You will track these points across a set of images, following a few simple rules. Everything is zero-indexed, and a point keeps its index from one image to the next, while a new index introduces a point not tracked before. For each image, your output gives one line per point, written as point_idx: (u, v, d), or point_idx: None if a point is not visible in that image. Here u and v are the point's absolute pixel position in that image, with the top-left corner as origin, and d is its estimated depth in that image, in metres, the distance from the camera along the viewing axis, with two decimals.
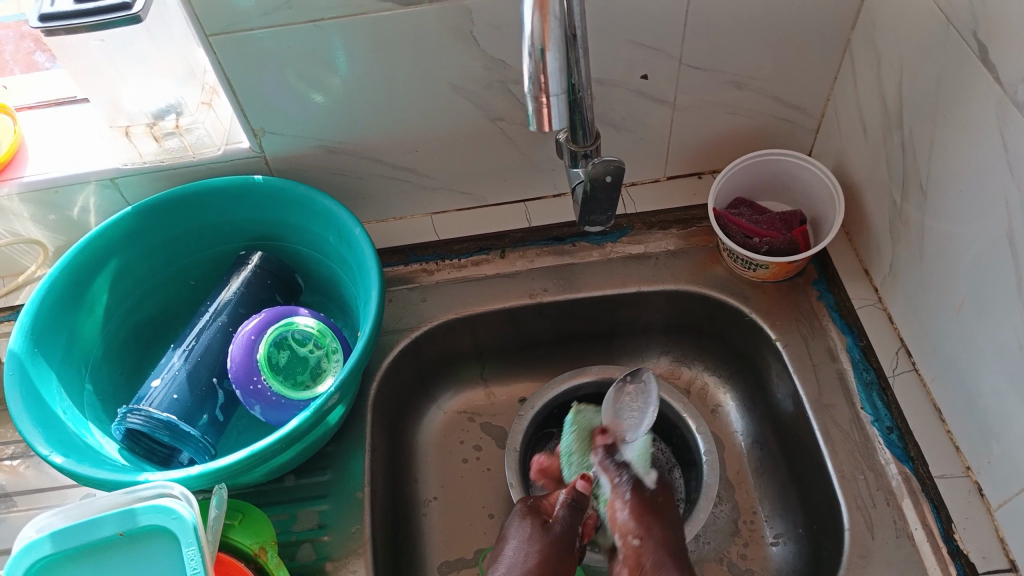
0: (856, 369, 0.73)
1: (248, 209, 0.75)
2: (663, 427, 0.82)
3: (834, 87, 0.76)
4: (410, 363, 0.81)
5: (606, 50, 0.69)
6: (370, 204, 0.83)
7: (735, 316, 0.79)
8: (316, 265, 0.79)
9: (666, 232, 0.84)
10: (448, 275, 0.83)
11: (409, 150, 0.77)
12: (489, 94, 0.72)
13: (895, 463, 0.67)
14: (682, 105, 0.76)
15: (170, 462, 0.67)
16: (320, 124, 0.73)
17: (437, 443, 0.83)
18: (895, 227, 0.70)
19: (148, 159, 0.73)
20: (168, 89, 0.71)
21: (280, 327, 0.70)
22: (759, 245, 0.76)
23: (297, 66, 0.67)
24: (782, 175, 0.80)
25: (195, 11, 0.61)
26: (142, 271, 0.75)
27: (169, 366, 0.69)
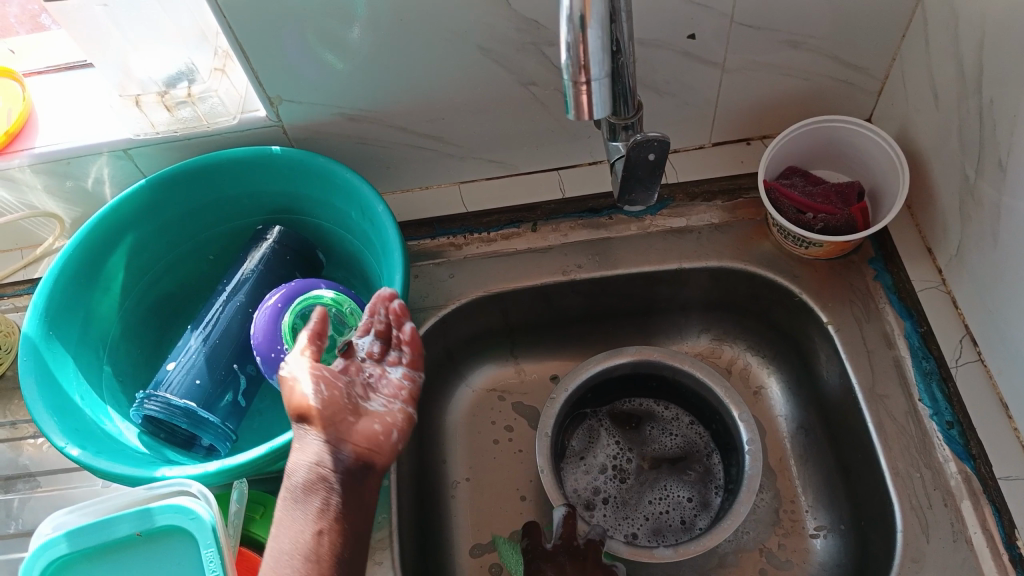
0: (914, 357, 0.68)
1: (265, 181, 0.71)
2: (703, 411, 0.78)
3: (900, 47, 0.68)
4: (437, 341, 0.77)
5: (648, 10, 0.63)
6: (394, 173, 0.79)
7: (783, 295, 0.74)
8: (338, 240, 0.75)
9: (708, 204, 0.79)
10: (477, 250, 0.79)
11: (435, 118, 0.72)
12: (521, 57, 0.66)
13: (954, 461, 0.63)
14: (731, 67, 0.70)
15: (192, 445, 0.65)
16: (338, 91, 0.68)
17: (466, 422, 0.80)
18: (966, 206, 0.64)
19: (161, 129, 0.69)
20: (178, 54, 0.66)
21: (315, 295, 0.66)
22: (814, 222, 0.70)
23: (314, 29, 0.62)
24: (840, 144, 0.73)
25: None
26: (159, 246, 0.72)
27: (186, 349, 0.67)
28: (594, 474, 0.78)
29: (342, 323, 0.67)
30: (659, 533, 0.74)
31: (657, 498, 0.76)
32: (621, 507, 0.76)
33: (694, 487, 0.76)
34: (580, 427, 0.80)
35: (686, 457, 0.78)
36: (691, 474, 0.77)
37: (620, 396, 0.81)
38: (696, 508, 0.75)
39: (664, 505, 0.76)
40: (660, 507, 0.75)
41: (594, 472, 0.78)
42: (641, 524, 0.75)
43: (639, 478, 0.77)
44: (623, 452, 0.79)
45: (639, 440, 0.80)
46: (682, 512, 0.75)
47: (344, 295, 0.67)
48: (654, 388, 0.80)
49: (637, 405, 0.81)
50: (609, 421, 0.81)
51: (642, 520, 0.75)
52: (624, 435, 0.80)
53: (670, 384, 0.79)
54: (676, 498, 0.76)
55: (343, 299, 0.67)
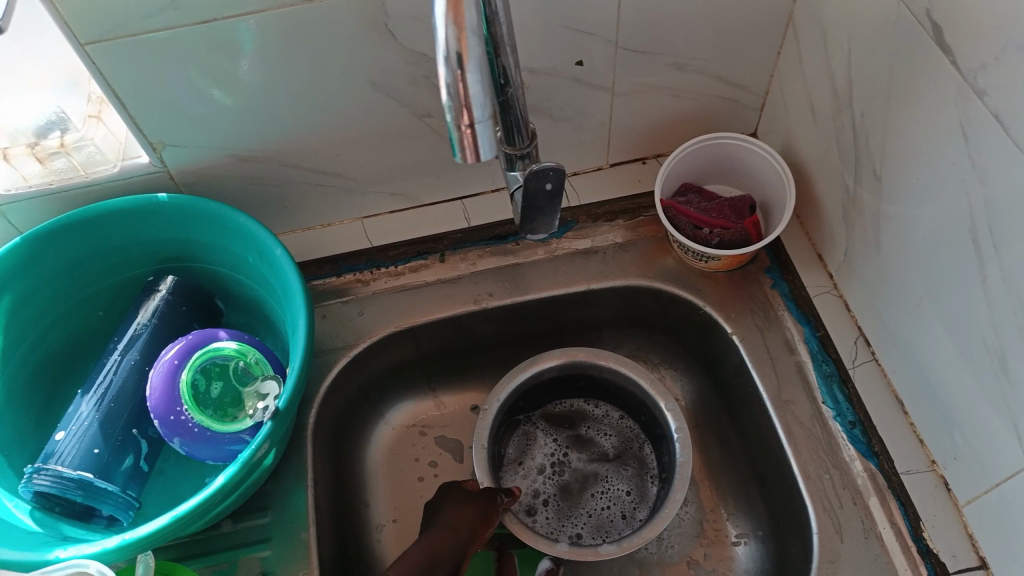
0: (815, 360, 0.71)
1: (153, 230, 0.68)
2: (632, 405, 0.78)
3: (777, 64, 0.72)
4: (351, 382, 0.75)
5: (537, 39, 0.64)
6: (292, 213, 0.77)
7: (689, 309, 0.76)
8: (237, 285, 0.72)
9: (612, 224, 0.80)
10: (384, 284, 0.78)
11: (331, 154, 0.71)
12: (414, 90, 0.66)
13: (859, 459, 0.65)
14: (621, 90, 0.71)
15: (91, 516, 0.61)
16: (227, 132, 0.66)
17: (387, 461, 0.78)
18: (849, 214, 0.67)
19: (34, 183, 0.65)
20: (46, 101, 0.63)
21: (216, 347, 0.64)
22: (710, 237, 0.73)
23: (195, 71, 0.60)
24: (729, 160, 0.76)
25: (66, 18, 0.53)
26: (41, 306, 0.68)
27: (78, 416, 0.63)
28: (533, 478, 0.78)
29: (248, 374, 0.64)
30: (602, 529, 0.75)
31: (597, 492, 0.77)
32: (563, 507, 0.76)
33: (631, 480, 0.77)
34: (513, 434, 0.80)
35: (618, 456, 0.79)
36: (627, 469, 0.78)
37: (553, 397, 0.81)
38: (635, 502, 0.76)
39: (605, 500, 0.77)
40: (602, 501, 0.76)
41: (533, 476, 0.78)
42: (585, 521, 0.76)
43: (578, 475, 0.78)
44: (561, 453, 0.79)
45: (575, 438, 0.80)
46: (622, 506, 0.76)
47: (248, 345, 0.65)
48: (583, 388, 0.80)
49: (569, 405, 0.82)
50: (544, 424, 0.81)
51: (585, 517, 0.76)
52: (559, 436, 0.80)
53: (598, 384, 0.79)
54: (617, 492, 0.77)
55: (247, 350, 0.64)
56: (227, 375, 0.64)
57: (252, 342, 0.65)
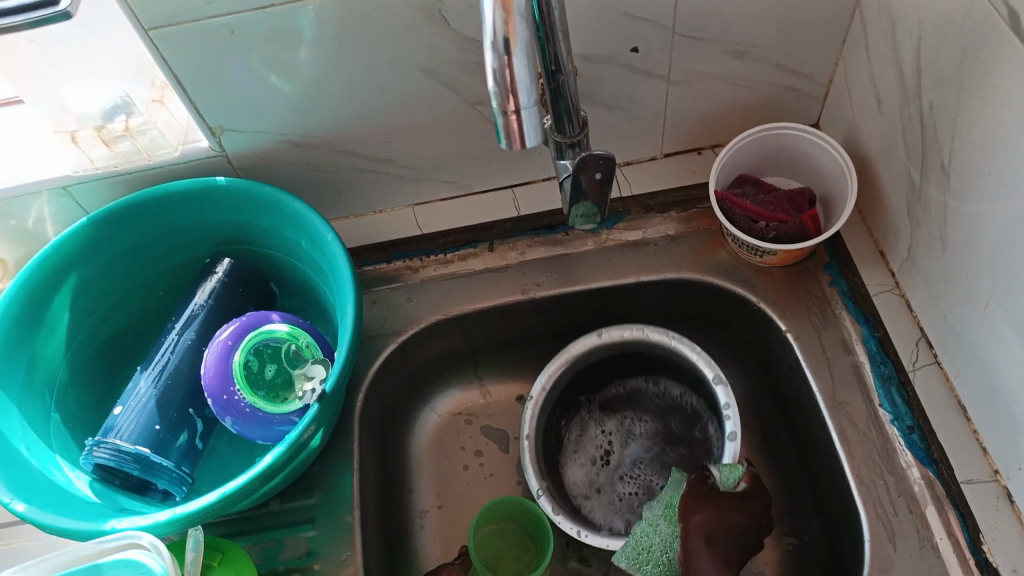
0: (873, 362, 0.68)
1: (211, 214, 0.70)
2: (690, 380, 0.75)
3: (842, 53, 0.69)
4: (398, 368, 0.76)
5: (591, 26, 0.63)
6: (345, 199, 0.78)
7: (741, 305, 0.74)
8: (290, 269, 0.74)
9: (665, 216, 0.78)
10: (434, 272, 0.78)
11: (383, 141, 0.71)
12: (466, 78, 0.65)
13: (917, 466, 0.63)
14: (677, 79, 0.70)
15: (146, 490, 0.63)
16: (282, 119, 0.67)
17: (432, 448, 0.79)
18: (914, 210, 0.64)
19: (100, 165, 0.68)
20: (112, 87, 0.65)
21: (269, 330, 0.65)
22: (766, 231, 0.71)
23: (254, 58, 0.61)
24: (789, 151, 0.74)
25: (131, 6, 0.55)
26: (105, 286, 0.70)
27: (136, 392, 0.65)
28: (586, 463, 0.77)
29: (299, 357, 0.65)
30: None
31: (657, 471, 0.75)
32: (621, 493, 0.76)
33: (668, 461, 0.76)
34: (570, 420, 0.79)
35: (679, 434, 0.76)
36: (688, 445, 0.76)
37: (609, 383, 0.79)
38: None
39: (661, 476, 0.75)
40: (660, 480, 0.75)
41: (592, 461, 0.77)
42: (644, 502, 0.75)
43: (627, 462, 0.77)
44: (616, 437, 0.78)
45: (629, 424, 0.79)
46: None
47: (299, 329, 0.66)
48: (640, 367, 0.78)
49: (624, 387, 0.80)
50: (599, 410, 0.80)
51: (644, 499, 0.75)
52: (614, 425, 0.79)
53: (654, 362, 0.76)
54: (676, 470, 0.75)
55: (298, 333, 0.65)
56: (279, 357, 0.65)
57: (304, 326, 0.67)
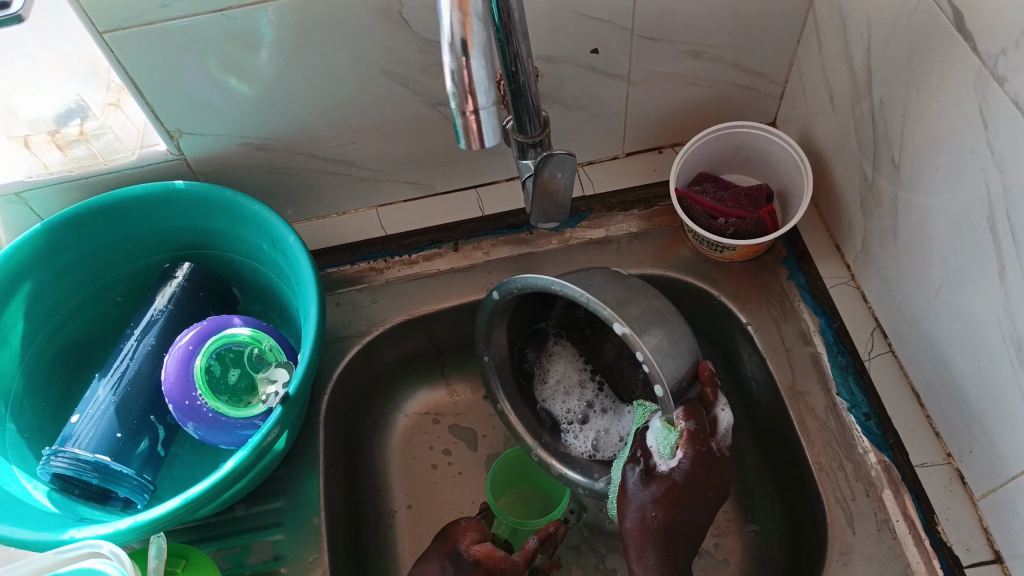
0: (830, 352, 0.70)
1: (170, 217, 0.69)
2: None
3: (796, 53, 0.71)
4: (364, 369, 0.76)
5: (551, 27, 0.64)
6: (307, 201, 0.77)
7: (703, 299, 0.75)
8: (251, 272, 0.73)
9: (627, 214, 0.79)
10: (398, 273, 0.78)
11: (345, 143, 0.71)
12: (427, 79, 0.66)
13: (874, 452, 0.64)
14: (636, 79, 0.71)
15: (107, 499, 0.62)
16: (242, 122, 0.67)
17: (401, 448, 0.79)
18: (867, 204, 0.66)
19: (54, 170, 0.66)
20: (66, 90, 0.63)
21: (230, 333, 0.65)
22: (725, 227, 0.72)
23: (212, 60, 0.60)
24: (747, 148, 0.75)
25: (84, 8, 0.54)
26: (60, 293, 0.69)
27: (95, 400, 0.64)
28: (571, 396, 0.75)
29: (261, 361, 0.64)
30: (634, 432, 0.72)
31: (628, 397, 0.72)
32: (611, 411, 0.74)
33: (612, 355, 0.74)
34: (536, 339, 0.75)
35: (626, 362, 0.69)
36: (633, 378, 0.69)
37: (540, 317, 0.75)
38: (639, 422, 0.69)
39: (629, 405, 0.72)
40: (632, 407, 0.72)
41: (575, 390, 0.75)
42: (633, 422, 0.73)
43: (605, 366, 0.75)
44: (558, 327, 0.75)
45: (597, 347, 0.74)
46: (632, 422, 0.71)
47: (261, 332, 0.65)
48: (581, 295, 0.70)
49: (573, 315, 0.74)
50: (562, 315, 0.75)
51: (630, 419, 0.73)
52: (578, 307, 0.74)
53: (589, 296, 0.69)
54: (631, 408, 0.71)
55: (261, 336, 0.65)
56: (242, 361, 0.64)
57: (267, 329, 0.66)
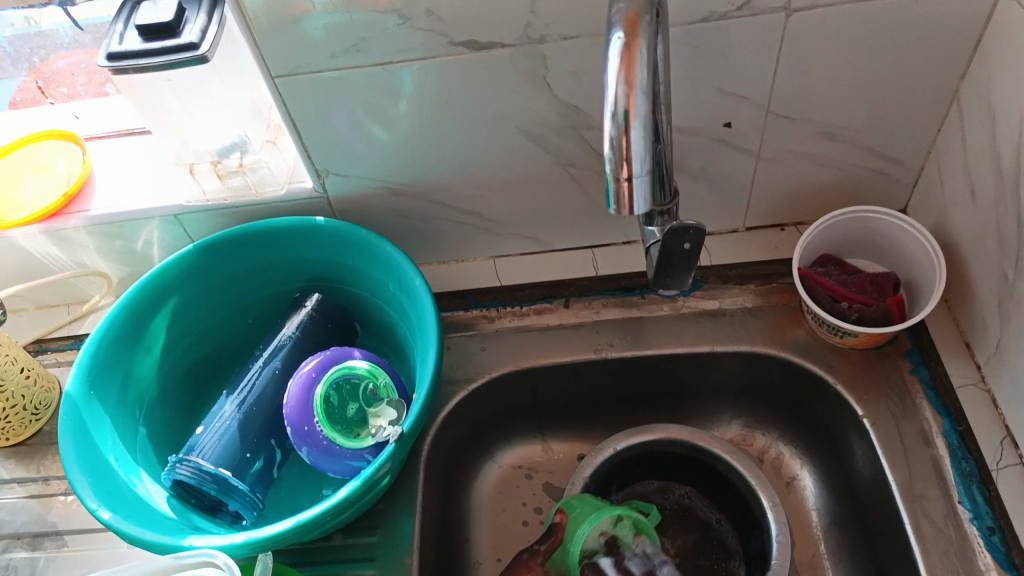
0: (953, 456, 0.66)
1: (308, 252, 0.73)
2: (722, 493, 0.77)
3: (936, 141, 0.70)
4: (466, 415, 0.77)
5: (689, 99, 0.66)
6: (430, 247, 0.81)
7: (818, 386, 0.73)
8: (374, 309, 0.76)
9: (743, 288, 0.78)
10: (508, 323, 0.80)
11: (474, 195, 0.74)
12: (560, 140, 0.68)
13: (997, 569, 0.60)
14: (766, 155, 0.71)
15: (217, 511, 0.65)
16: (382, 166, 0.71)
17: (491, 499, 0.79)
18: (1005, 303, 0.63)
19: (211, 197, 0.72)
20: (233, 127, 0.69)
21: (351, 365, 0.67)
22: (848, 311, 0.70)
23: (361, 105, 0.65)
24: (876, 235, 0.74)
25: (262, 52, 0.60)
26: (201, 311, 0.74)
27: (221, 415, 0.68)
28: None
29: (375, 396, 0.67)
30: None
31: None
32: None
33: (726, 513, 0.77)
34: None
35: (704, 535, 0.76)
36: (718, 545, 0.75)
37: (672, 481, 0.80)
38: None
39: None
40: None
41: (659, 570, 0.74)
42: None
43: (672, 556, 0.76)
44: (692, 500, 0.79)
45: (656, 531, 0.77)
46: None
47: (379, 367, 0.68)
48: (679, 469, 0.78)
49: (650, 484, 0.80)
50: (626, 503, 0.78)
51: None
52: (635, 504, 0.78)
53: (705, 475, 0.77)
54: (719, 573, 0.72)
55: (378, 372, 0.67)
56: (357, 394, 0.67)
57: (384, 366, 0.68)
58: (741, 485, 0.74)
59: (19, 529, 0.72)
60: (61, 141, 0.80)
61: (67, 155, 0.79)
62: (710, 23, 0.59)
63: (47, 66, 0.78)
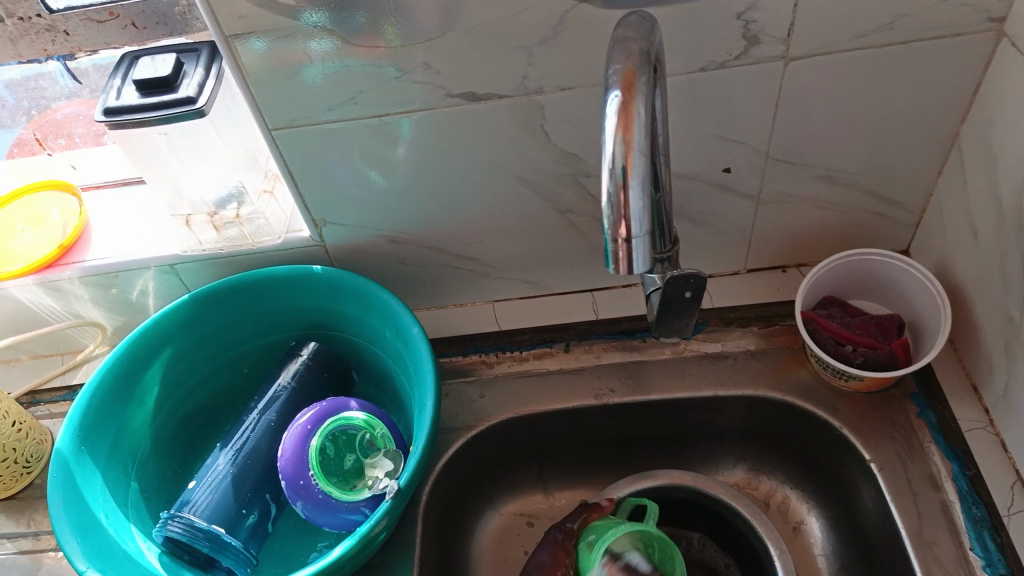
0: (963, 502, 0.65)
1: (305, 300, 0.73)
2: (730, 540, 0.75)
3: (937, 184, 0.69)
4: (466, 463, 0.75)
5: (687, 145, 0.65)
6: (429, 291, 0.80)
7: (824, 429, 0.72)
8: (372, 357, 0.75)
9: (745, 330, 0.78)
10: (508, 368, 0.78)
11: (473, 241, 0.74)
12: (559, 187, 0.68)
13: None
14: (765, 199, 0.71)
15: (210, 567, 0.64)
16: (380, 215, 0.70)
17: (492, 548, 0.77)
18: (1012, 346, 0.62)
19: (207, 248, 0.71)
20: (229, 175, 0.70)
21: (347, 416, 0.66)
22: (853, 355, 0.69)
23: (358, 154, 0.64)
24: (878, 277, 0.73)
25: (260, 106, 0.60)
26: (196, 360, 0.73)
27: (214, 469, 0.66)
28: None
29: (372, 446, 0.66)
30: None
31: None
32: None
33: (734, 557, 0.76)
34: None
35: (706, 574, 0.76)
36: None
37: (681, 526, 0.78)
38: None
39: None
40: None
41: None
42: None
43: None
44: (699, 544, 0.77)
45: None
46: None
47: (376, 418, 0.67)
48: (687, 514, 0.77)
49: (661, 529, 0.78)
50: None
51: None
52: None
53: (711, 521, 0.76)
54: None
55: (375, 423, 0.66)
56: (354, 445, 0.66)
57: (381, 416, 0.67)
58: (747, 532, 0.73)
59: None
60: (57, 191, 0.80)
61: (64, 205, 0.78)
62: (708, 72, 0.59)
63: (46, 117, 0.79)
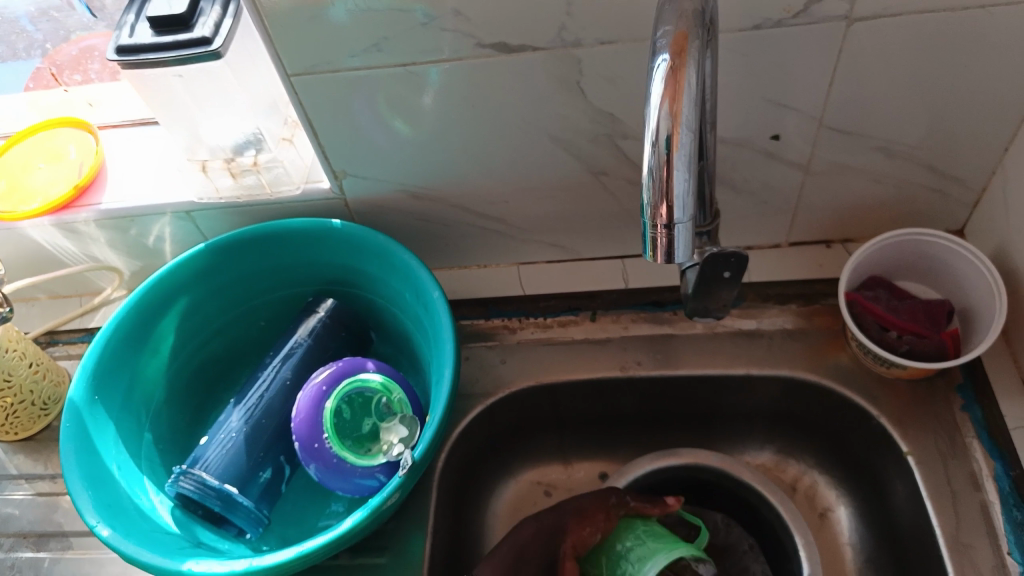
0: (1004, 504, 0.61)
1: (324, 254, 0.70)
2: (753, 522, 0.73)
3: (1003, 162, 0.64)
4: (483, 430, 0.73)
5: (735, 109, 0.61)
6: (452, 251, 0.77)
7: (860, 417, 0.68)
8: (390, 316, 0.73)
9: (782, 308, 0.73)
10: (531, 335, 0.75)
11: (499, 200, 0.70)
12: (593, 147, 0.64)
13: None
14: (815, 170, 0.66)
15: (222, 523, 0.64)
16: (403, 169, 0.67)
17: (507, 517, 0.76)
18: None
19: (224, 196, 0.69)
20: (248, 121, 0.67)
21: (364, 378, 0.64)
22: (898, 343, 0.66)
23: (381, 103, 0.60)
24: (931, 259, 0.68)
25: (279, 50, 0.56)
26: (211, 311, 0.71)
27: (227, 427, 0.65)
28: None
29: (388, 411, 0.64)
30: None
31: None
32: None
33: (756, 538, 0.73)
34: None
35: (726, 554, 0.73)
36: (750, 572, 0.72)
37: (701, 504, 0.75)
38: None
39: None
40: None
41: None
42: None
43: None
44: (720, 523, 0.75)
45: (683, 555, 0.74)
46: None
47: (393, 381, 0.65)
48: (710, 493, 0.74)
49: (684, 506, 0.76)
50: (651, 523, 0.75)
51: None
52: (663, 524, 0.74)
53: (734, 502, 0.73)
54: None
55: (392, 386, 0.64)
56: (371, 408, 0.64)
57: (398, 380, 0.65)
58: (771, 518, 0.71)
59: (25, 527, 0.70)
60: (72, 128, 0.78)
61: (82, 145, 0.76)
62: (764, 31, 0.54)
63: (61, 53, 0.78)
